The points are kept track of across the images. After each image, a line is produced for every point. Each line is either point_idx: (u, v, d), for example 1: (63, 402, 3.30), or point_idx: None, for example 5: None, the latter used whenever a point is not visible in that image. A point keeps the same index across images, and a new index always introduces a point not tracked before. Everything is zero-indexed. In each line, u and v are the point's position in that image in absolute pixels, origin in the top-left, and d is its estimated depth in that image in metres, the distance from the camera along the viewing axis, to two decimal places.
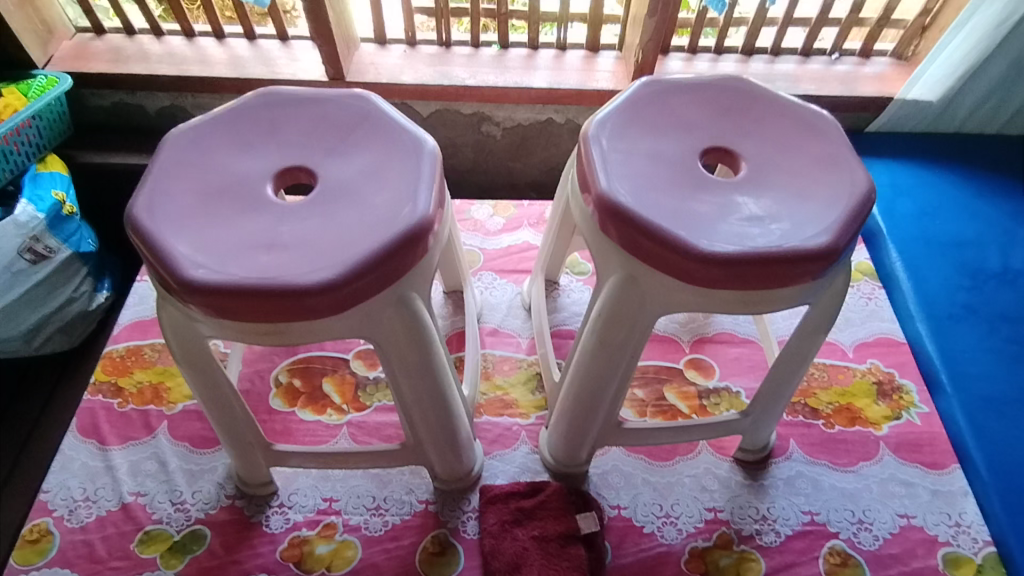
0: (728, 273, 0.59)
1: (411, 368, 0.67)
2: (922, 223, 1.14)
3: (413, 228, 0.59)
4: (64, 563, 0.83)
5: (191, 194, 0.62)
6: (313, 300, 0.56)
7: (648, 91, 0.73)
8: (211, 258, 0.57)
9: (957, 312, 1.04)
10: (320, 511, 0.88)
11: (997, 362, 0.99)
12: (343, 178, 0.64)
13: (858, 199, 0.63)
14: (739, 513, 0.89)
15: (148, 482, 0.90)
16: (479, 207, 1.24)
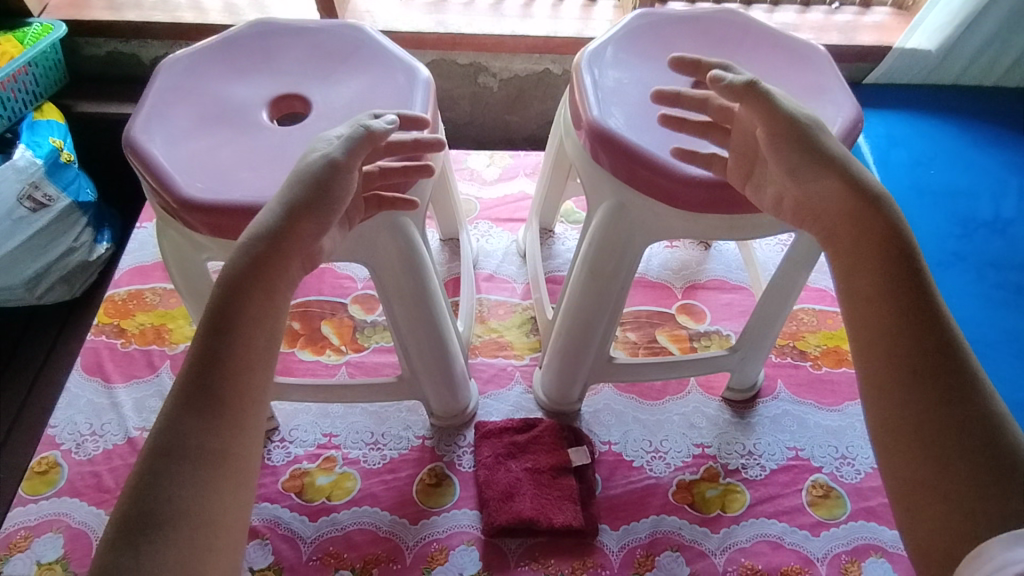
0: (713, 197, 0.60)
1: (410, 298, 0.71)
2: (916, 172, 1.15)
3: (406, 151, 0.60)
4: (72, 492, 0.86)
5: (189, 119, 0.63)
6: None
7: (640, 23, 0.73)
8: (211, 179, 0.58)
9: (947, 259, 1.05)
10: (320, 445, 0.91)
11: (982, 306, 1.00)
12: (337, 105, 0.65)
13: (846, 127, 0.64)
14: (726, 449, 0.92)
15: (153, 418, 0.93)
16: (475, 157, 1.25)
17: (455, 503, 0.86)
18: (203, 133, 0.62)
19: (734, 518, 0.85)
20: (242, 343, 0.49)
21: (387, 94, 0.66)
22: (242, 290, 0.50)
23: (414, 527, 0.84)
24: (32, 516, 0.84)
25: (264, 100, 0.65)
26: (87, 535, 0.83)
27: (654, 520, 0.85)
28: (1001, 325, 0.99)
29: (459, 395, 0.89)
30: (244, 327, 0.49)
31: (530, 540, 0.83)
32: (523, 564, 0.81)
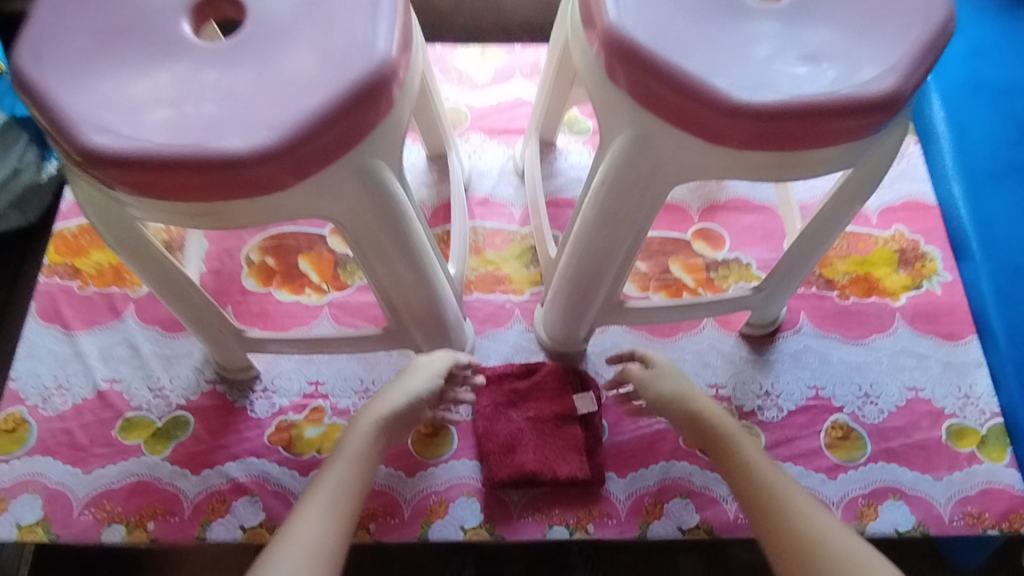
0: (765, 129, 0.47)
1: (389, 251, 0.58)
2: (971, 67, 1.01)
3: (370, 75, 0.47)
4: (45, 451, 0.81)
5: (89, 35, 0.49)
6: (249, 172, 0.45)
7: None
8: (121, 119, 0.45)
9: (998, 171, 0.95)
10: (306, 395, 0.84)
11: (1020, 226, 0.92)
12: (279, 11, 0.50)
13: (934, 32, 0.50)
14: (741, 390, 0.86)
15: (122, 368, 0.85)
16: (463, 54, 1.07)
17: (453, 454, 0.81)
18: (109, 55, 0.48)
19: None
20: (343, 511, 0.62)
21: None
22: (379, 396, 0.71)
23: (412, 480, 0.80)
24: (5, 478, 0.79)
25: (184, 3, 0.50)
26: (66, 496, 0.78)
27: (664, 467, 0.81)
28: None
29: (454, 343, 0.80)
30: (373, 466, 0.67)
31: (533, 491, 0.79)
32: (526, 515, 0.78)
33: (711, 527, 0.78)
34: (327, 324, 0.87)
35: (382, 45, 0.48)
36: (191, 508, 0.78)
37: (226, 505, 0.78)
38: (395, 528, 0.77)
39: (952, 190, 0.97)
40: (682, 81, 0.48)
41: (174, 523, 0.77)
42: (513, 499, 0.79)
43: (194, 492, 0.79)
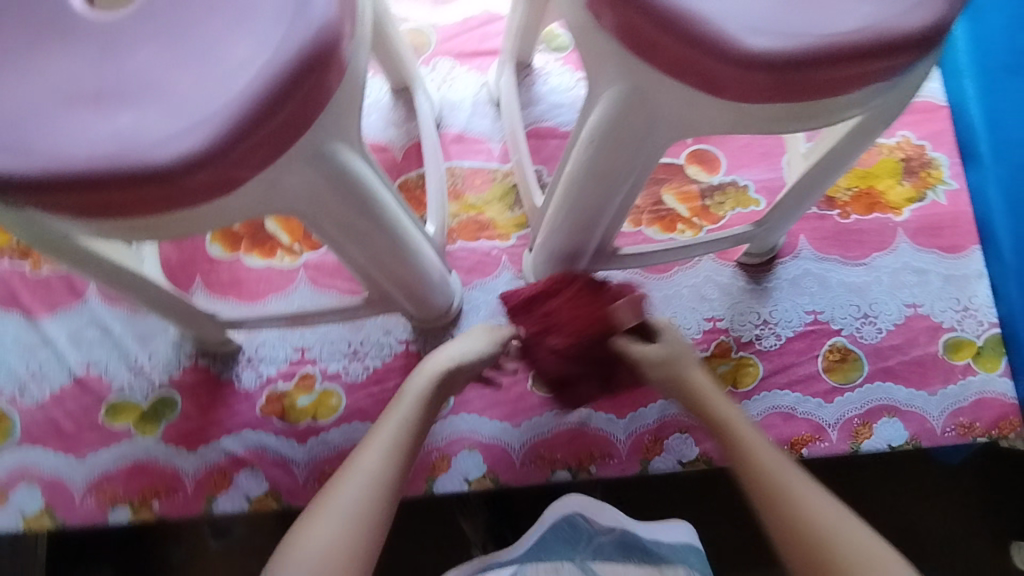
0: (778, 82, 0.41)
1: (362, 231, 0.53)
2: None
3: (315, 43, 0.39)
4: (34, 440, 0.79)
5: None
6: (187, 182, 0.38)
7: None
8: (33, 121, 0.39)
9: (1014, 63, 0.88)
10: (293, 362, 0.82)
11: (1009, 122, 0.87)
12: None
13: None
14: (739, 320, 0.84)
15: (96, 351, 0.82)
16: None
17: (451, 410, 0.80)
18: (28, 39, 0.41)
19: (748, 393, 0.81)
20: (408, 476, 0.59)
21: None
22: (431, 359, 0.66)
23: None
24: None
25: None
26: (65, 483, 0.77)
27: (664, 404, 0.81)
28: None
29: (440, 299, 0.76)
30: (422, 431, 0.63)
31: (533, 438, 0.80)
32: (528, 462, 0.79)
33: (711, 459, 0.79)
34: (306, 289, 0.82)
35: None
36: (194, 484, 0.77)
37: (227, 479, 0.77)
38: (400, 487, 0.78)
39: (963, 87, 0.90)
40: (681, 24, 0.41)
41: (178, 499, 0.77)
42: (514, 447, 0.79)
43: (193, 468, 0.78)
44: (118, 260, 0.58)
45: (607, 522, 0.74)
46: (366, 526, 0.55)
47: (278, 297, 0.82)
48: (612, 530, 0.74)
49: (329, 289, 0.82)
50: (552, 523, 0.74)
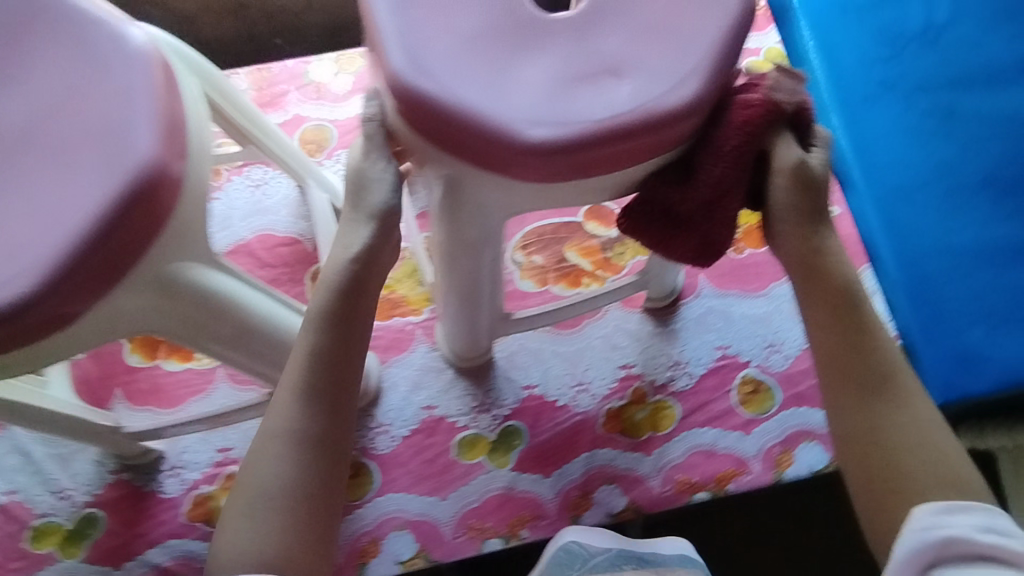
0: (563, 161, 0.56)
1: (208, 326, 0.68)
2: (829, 24, 1.10)
3: (142, 185, 0.55)
4: (11, 559, 0.86)
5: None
6: (22, 321, 0.54)
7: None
8: None
9: (873, 91, 1.05)
10: (218, 464, 0.92)
11: (918, 144, 1.01)
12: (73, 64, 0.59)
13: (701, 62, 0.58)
14: (652, 365, 0.96)
15: (17, 478, 0.90)
16: (333, 75, 1.26)
17: (379, 488, 0.91)
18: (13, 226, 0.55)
19: (651, 442, 0.93)
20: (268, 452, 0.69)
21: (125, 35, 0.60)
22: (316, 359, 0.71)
23: (345, 525, 0.89)
24: None
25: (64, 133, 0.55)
26: None
27: (588, 457, 0.92)
28: (940, 178, 0.99)
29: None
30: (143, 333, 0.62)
31: (461, 509, 0.90)
32: (459, 534, 0.89)
33: (639, 506, 0.91)
34: (252, 395, 0.93)
35: (151, 129, 0.57)
36: None
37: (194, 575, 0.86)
38: (365, 566, 0.87)
39: (833, 122, 1.05)
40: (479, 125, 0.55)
41: None
42: (445, 520, 0.89)
43: (167, 557, 0.87)
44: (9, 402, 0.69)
45: (601, 545, 0.85)
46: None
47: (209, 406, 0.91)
48: (605, 552, 0.85)
49: None
50: (552, 551, 0.85)
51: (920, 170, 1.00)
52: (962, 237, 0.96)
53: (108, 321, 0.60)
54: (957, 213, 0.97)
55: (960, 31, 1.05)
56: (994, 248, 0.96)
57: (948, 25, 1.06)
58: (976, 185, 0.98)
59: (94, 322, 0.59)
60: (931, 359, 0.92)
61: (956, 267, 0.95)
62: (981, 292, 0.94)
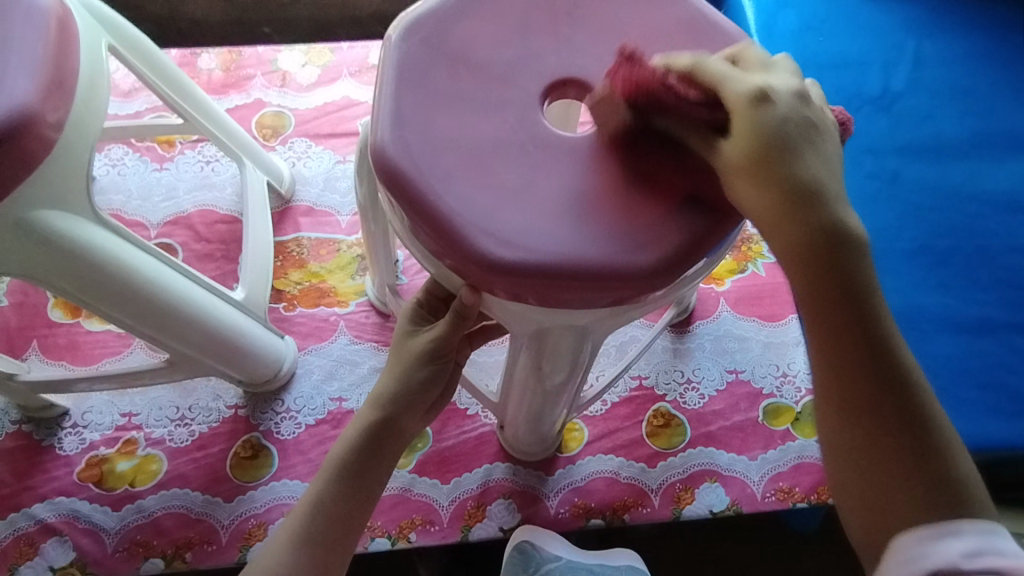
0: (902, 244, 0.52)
1: (548, 400, 0.65)
2: (802, 40, 0.98)
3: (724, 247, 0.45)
4: (62, 492, 0.78)
5: (27, 70, 0.46)
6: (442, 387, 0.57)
7: (454, 9, 0.48)
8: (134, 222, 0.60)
9: None
10: (331, 412, 0.83)
11: (892, 188, 0.90)
12: (512, 188, 0.44)
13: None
14: (760, 372, 0.89)
15: (137, 400, 0.83)
16: (288, 55, 1.02)
17: (430, 449, 0.83)
18: (73, 123, 0.49)
19: (771, 439, 0.84)
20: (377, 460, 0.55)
21: (540, 117, 0.45)
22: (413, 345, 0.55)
23: (446, 487, 0.81)
24: (19, 525, 0.76)
25: (62, 41, 0.49)
26: (99, 534, 0.77)
27: (687, 456, 0.84)
28: (904, 210, 0.88)
29: (271, 363, 0.79)
30: (407, 429, 0.56)
31: (566, 486, 0.82)
32: (562, 510, 0.81)
33: (740, 507, 0.82)
34: (345, 339, 0.87)
35: None
36: (228, 536, 0.77)
37: (263, 529, 0.77)
38: (436, 535, 0.79)
39: None
40: None
41: (211, 551, 0.76)
42: (547, 495, 0.82)
43: (229, 519, 0.78)
44: (133, 329, 0.61)
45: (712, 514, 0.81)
46: (318, 542, 0.54)
47: (317, 348, 0.87)
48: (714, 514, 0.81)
49: (368, 341, 0.87)
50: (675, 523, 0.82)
51: (893, 218, 0.88)
52: (903, 297, 0.84)
53: (368, 437, 0.55)
54: (937, 255, 0.86)
55: (981, 56, 0.96)
56: (932, 315, 0.83)
57: (933, 58, 0.96)
58: (952, 219, 0.88)
59: (371, 435, 0.55)
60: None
61: (931, 323, 0.83)
62: (932, 354, 0.82)
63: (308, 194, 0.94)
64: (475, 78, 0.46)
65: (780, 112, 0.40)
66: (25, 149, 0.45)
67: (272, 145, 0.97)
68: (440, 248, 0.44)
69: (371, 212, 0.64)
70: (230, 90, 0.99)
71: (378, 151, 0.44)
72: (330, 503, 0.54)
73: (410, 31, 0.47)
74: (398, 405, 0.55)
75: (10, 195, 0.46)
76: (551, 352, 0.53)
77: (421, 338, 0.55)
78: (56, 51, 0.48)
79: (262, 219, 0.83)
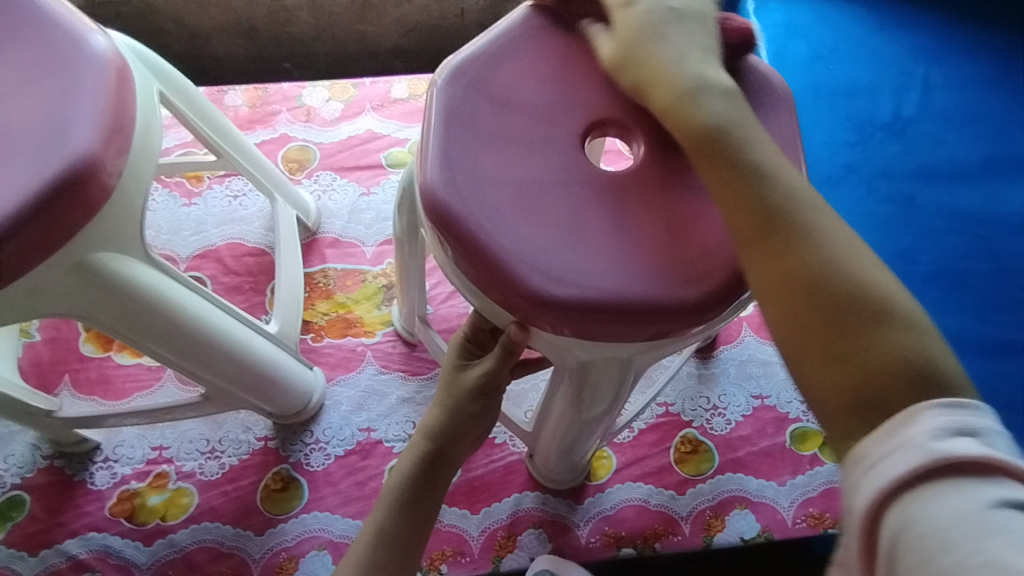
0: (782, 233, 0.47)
1: (585, 430, 0.66)
2: (814, 69, 1.01)
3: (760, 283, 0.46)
4: (93, 527, 0.78)
5: (91, 119, 0.48)
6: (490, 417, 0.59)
7: (495, 55, 0.52)
8: None
9: (837, 173, 0.94)
10: (360, 442, 0.84)
11: (909, 212, 0.91)
12: (558, 225, 0.46)
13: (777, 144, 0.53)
14: (785, 396, 0.89)
15: (168, 434, 0.84)
16: (312, 90, 1.05)
17: (459, 480, 0.83)
18: (130, 167, 0.51)
19: (799, 465, 0.84)
20: (433, 488, 0.57)
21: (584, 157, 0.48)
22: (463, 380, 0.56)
23: (475, 517, 0.81)
24: (51, 562, 0.76)
25: (122, 91, 0.50)
26: (131, 570, 0.76)
27: (715, 482, 0.84)
28: (921, 234, 0.89)
29: (301, 395, 0.80)
30: (455, 461, 0.59)
31: (596, 514, 0.82)
32: (593, 539, 0.81)
33: (771, 533, 0.81)
34: (372, 369, 0.88)
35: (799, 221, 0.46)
36: (259, 570, 0.77)
37: (295, 563, 0.77)
38: (467, 567, 0.79)
39: None
40: None
41: None
42: (578, 523, 0.82)
43: (260, 553, 0.77)
44: (173, 364, 0.61)
45: (738, 540, 0.81)
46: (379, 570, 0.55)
47: (346, 378, 0.87)
48: (740, 541, 0.81)
49: (395, 371, 0.88)
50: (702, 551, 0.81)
51: (910, 242, 0.89)
52: None
53: (423, 466, 0.57)
54: (957, 277, 0.87)
55: (990, 82, 0.98)
56: (955, 337, 0.84)
57: (942, 85, 0.98)
58: (969, 242, 0.89)
59: (424, 465, 0.57)
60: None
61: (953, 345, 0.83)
62: None
63: (334, 226, 0.96)
64: (519, 120, 0.49)
65: (711, 90, 0.46)
66: (86, 195, 0.47)
67: (298, 178, 0.99)
68: (488, 284, 0.45)
69: (409, 245, 0.66)
70: (256, 125, 1.02)
71: (428, 191, 0.46)
72: (389, 532, 0.56)
73: (455, 75, 0.51)
74: (449, 438, 0.57)
75: (70, 239, 0.48)
76: (595, 386, 0.54)
77: (469, 373, 0.56)
78: (116, 100, 0.50)
79: (292, 252, 0.85)
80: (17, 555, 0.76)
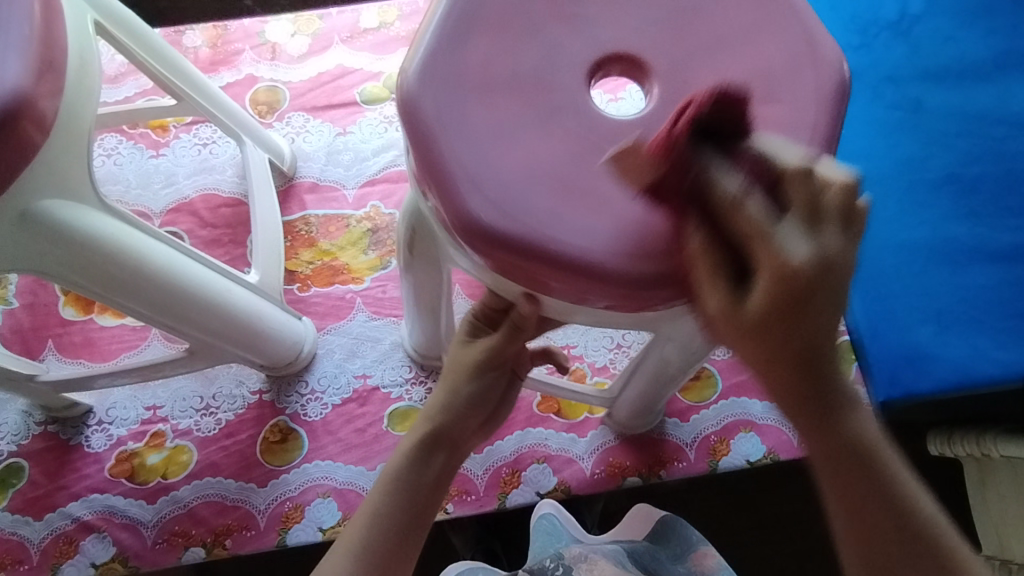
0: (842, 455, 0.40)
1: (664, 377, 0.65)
2: None
3: None
4: (95, 489, 0.78)
5: (15, 51, 0.44)
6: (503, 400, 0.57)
7: (469, 19, 0.47)
8: None
9: None
10: (356, 390, 0.82)
11: (917, 116, 0.86)
12: (550, 174, 0.44)
13: (779, 34, 0.48)
14: None
15: (160, 393, 0.82)
16: (275, 25, 0.98)
17: None
18: (67, 104, 0.47)
19: None
20: (435, 464, 0.53)
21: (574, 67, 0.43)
22: (465, 368, 0.54)
23: (479, 456, 0.81)
24: (57, 525, 0.76)
25: (49, 20, 0.46)
26: (138, 528, 0.77)
27: (718, 408, 0.82)
28: (929, 139, 0.84)
29: (292, 346, 0.78)
30: (458, 442, 0.55)
31: (599, 446, 0.81)
32: (599, 471, 0.80)
33: (777, 455, 0.81)
34: (363, 316, 0.85)
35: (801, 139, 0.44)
36: (266, 520, 0.77)
37: (300, 511, 0.77)
38: (473, 504, 0.79)
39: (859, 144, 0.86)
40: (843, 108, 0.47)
41: (251, 536, 0.76)
42: (582, 456, 0.81)
43: (265, 503, 0.77)
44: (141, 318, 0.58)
45: (739, 464, 0.81)
46: (378, 554, 0.50)
47: (337, 326, 0.85)
48: (742, 465, 0.80)
49: (387, 316, 0.85)
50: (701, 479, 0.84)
51: (917, 148, 0.84)
52: (934, 229, 0.80)
53: (423, 440, 0.54)
54: (966, 182, 0.82)
55: None
56: (963, 246, 0.79)
57: None
58: (981, 144, 0.83)
59: (424, 443, 0.54)
60: (888, 341, 0.78)
61: (962, 254, 0.79)
62: (964, 285, 0.78)
63: (311, 169, 0.91)
64: None
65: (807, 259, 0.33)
66: (20, 139, 0.43)
67: (269, 122, 0.93)
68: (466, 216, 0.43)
69: (418, 259, 0.60)
70: (220, 67, 0.95)
71: (421, 139, 0.44)
72: (384, 515, 0.51)
73: (430, 56, 0.46)
74: (452, 413, 0.54)
75: (14, 183, 0.44)
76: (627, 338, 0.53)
77: (473, 350, 0.54)
78: (43, 31, 0.45)
79: (267, 197, 0.81)
80: (22, 521, 0.76)
